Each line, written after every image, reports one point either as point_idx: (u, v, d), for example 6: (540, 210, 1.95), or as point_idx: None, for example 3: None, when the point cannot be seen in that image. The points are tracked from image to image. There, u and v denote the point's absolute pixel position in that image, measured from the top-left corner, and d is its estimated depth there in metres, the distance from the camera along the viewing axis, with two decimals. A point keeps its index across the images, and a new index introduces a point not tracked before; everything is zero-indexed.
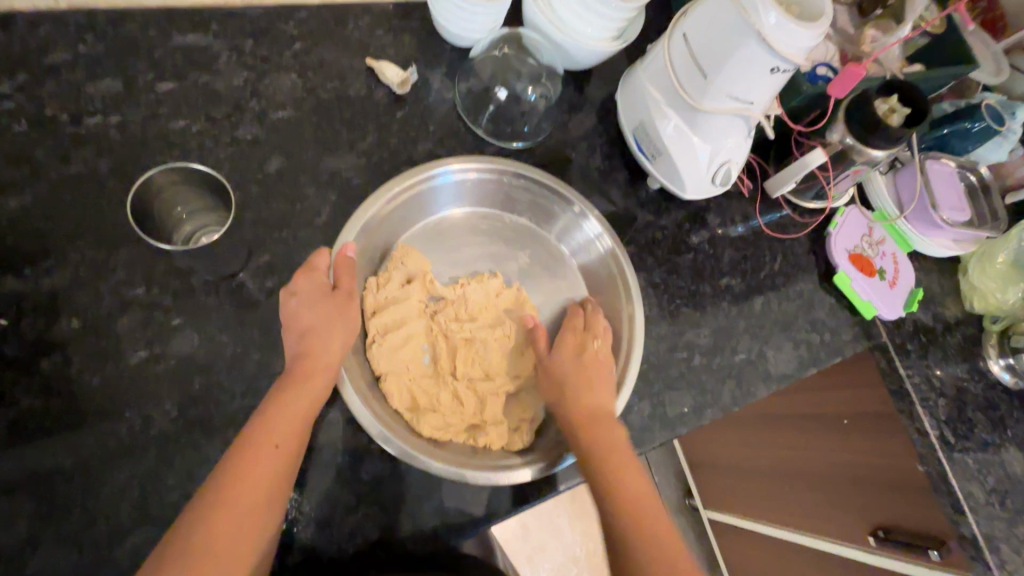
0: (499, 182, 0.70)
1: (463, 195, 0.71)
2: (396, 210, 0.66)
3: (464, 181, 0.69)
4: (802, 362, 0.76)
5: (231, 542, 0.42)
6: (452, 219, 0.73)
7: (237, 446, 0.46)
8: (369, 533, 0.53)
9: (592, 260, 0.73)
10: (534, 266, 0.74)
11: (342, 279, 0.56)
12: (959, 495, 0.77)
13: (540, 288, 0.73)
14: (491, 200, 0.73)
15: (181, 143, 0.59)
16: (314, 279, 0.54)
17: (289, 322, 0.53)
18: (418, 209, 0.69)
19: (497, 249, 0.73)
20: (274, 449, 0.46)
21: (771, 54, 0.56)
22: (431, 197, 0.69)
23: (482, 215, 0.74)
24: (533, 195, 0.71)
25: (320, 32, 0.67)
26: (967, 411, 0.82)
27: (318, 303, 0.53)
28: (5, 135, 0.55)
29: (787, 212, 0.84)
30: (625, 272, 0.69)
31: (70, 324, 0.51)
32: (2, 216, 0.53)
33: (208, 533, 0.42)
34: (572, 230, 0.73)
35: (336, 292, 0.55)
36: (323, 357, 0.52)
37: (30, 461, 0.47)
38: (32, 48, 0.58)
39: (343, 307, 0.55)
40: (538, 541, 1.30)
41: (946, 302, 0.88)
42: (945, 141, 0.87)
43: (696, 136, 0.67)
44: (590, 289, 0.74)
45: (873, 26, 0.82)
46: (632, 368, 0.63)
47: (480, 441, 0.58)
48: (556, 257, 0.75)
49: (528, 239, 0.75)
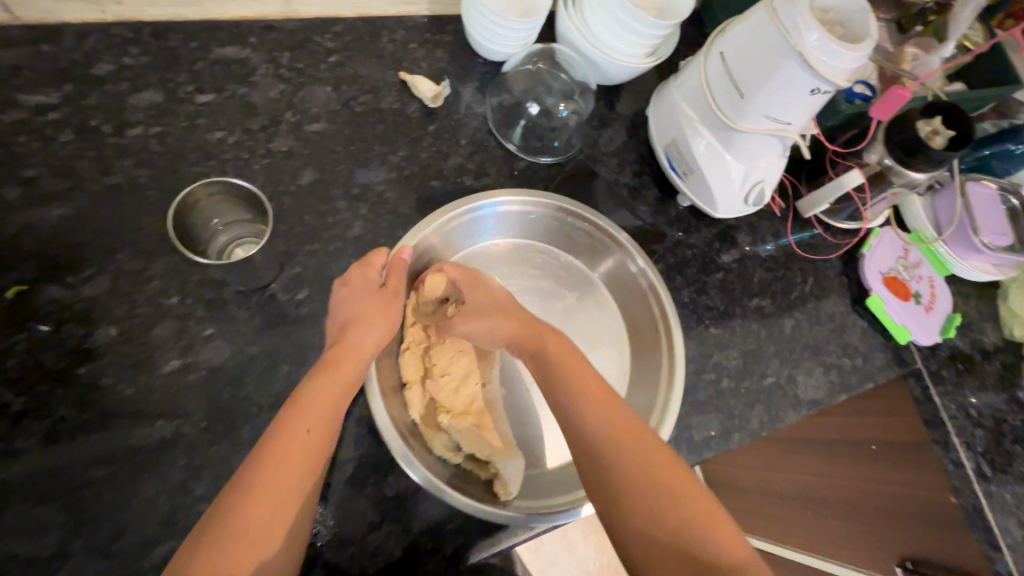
0: (563, 221, 0.69)
1: (524, 226, 0.71)
2: (453, 232, 0.66)
3: (529, 215, 0.69)
4: (833, 388, 0.74)
5: (258, 544, 0.41)
6: (506, 246, 0.72)
7: (264, 441, 0.45)
8: (392, 549, 0.53)
9: (639, 313, 0.70)
10: (579, 311, 0.72)
11: (392, 278, 0.57)
12: (996, 531, 0.74)
13: (582, 333, 0.71)
14: (536, 234, 0.72)
15: (218, 154, 0.60)
16: (366, 273, 0.55)
17: (334, 311, 0.54)
18: (461, 239, 0.69)
19: (544, 285, 0.72)
20: (301, 456, 0.45)
21: (812, 75, 0.55)
22: (490, 222, 0.69)
23: (538, 249, 0.73)
24: (594, 240, 0.70)
25: (355, 45, 0.68)
26: (1004, 442, 0.79)
27: (352, 305, 0.53)
28: (49, 145, 0.56)
29: (818, 232, 0.82)
30: (671, 328, 0.65)
31: (107, 333, 0.52)
32: (45, 225, 0.54)
33: (232, 535, 0.40)
34: (614, 269, 0.71)
35: (387, 290, 0.56)
36: (357, 355, 0.51)
37: (65, 468, 0.48)
38: (78, 60, 0.59)
39: (388, 307, 0.55)
40: (550, 554, 1.29)
41: (984, 328, 0.85)
42: (987, 162, 0.86)
43: (729, 155, 0.66)
44: (633, 344, 0.71)
45: (913, 43, 0.80)
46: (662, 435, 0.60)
47: (483, 472, 0.57)
48: (605, 306, 0.73)
49: (578, 281, 0.74)
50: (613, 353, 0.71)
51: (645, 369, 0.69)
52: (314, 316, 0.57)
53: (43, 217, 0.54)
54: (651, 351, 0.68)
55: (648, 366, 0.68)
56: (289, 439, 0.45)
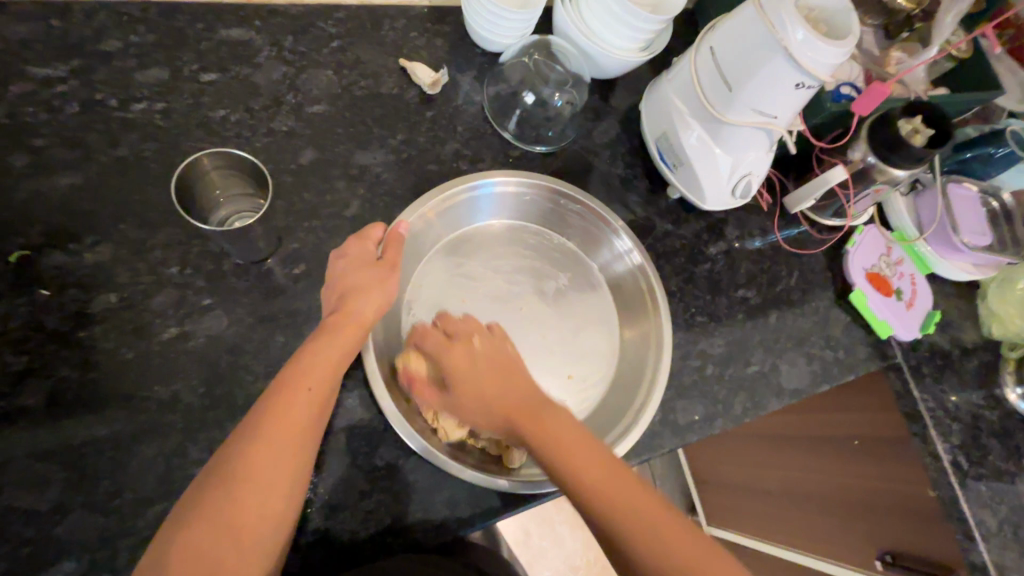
0: (557, 203, 0.72)
1: (520, 208, 0.73)
2: (450, 210, 0.68)
3: (526, 197, 0.72)
4: (815, 378, 0.76)
5: (253, 493, 0.43)
6: (502, 227, 0.74)
7: (263, 400, 0.47)
8: (381, 518, 0.54)
9: (629, 293, 0.73)
10: (571, 289, 0.73)
11: (389, 253, 0.57)
12: (972, 522, 0.76)
13: (573, 314, 0.72)
14: (532, 216, 0.74)
15: (221, 132, 0.62)
16: (365, 247, 0.56)
17: (333, 284, 0.55)
18: (457, 218, 0.70)
19: (537, 264, 0.73)
20: (297, 414, 0.46)
21: (797, 69, 0.57)
22: (489, 202, 0.71)
23: (532, 230, 0.75)
24: (587, 223, 0.73)
25: (356, 32, 0.70)
26: (981, 437, 0.81)
27: (353, 280, 0.54)
28: (57, 117, 0.58)
29: (805, 228, 0.85)
30: (659, 303, 0.69)
31: (108, 299, 0.53)
32: (51, 193, 0.55)
33: (230, 483, 0.43)
34: (604, 251, 0.74)
35: (382, 263, 0.56)
36: (357, 324, 0.53)
37: (64, 428, 0.49)
38: (87, 36, 0.61)
39: (386, 277, 0.56)
40: (538, 548, 1.30)
41: (963, 327, 0.87)
42: (967, 165, 0.88)
43: (718, 148, 0.68)
44: (623, 323, 0.73)
45: (899, 48, 0.83)
46: (649, 408, 0.62)
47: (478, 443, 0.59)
48: (595, 288, 0.74)
49: (570, 263, 0.74)
50: (603, 334, 0.72)
51: (635, 347, 0.70)
52: (311, 288, 0.58)
53: (50, 186, 0.55)
54: (639, 329, 0.71)
55: (637, 344, 0.70)
56: (286, 398, 0.47)
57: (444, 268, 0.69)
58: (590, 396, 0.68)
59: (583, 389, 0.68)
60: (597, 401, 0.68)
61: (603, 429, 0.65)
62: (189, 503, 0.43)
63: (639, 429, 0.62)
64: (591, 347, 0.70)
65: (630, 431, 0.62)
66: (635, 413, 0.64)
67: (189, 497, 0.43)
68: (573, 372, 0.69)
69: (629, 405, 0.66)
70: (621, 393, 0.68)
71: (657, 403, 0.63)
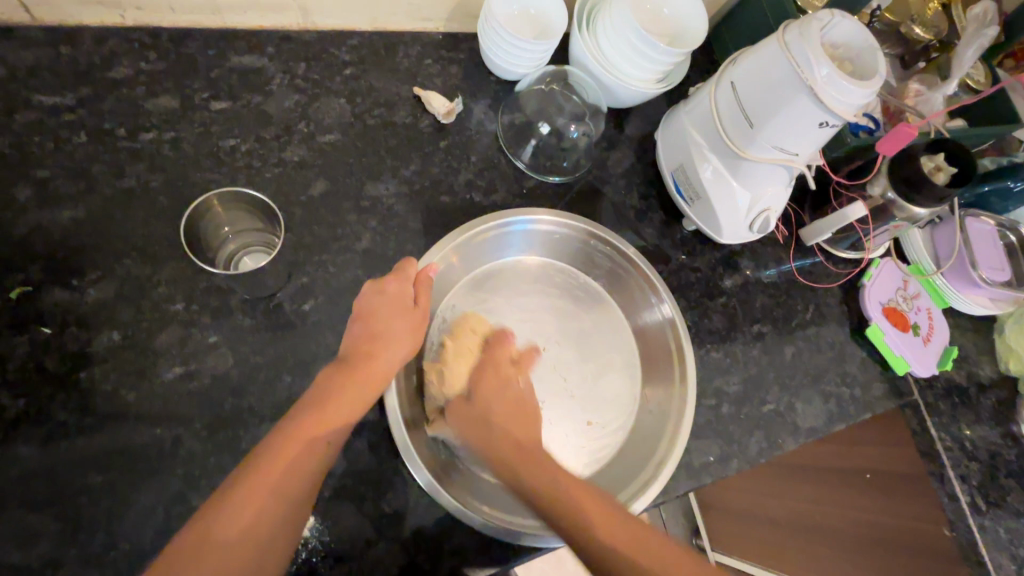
0: (584, 241, 0.71)
1: (556, 247, 0.72)
2: (475, 247, 0.67)
3: (562, 237, 0.70)
4: (831, 417, 0.75)
5: (252, 535, 0.42)
6: (528, 262, 0.72)
7: (276, 438, 0.47)
8: (389, 567, 0.52)
9: (656, 346, 0.71)
10: (596, 334, 0.71)
11: (423, 297, 0.57)
12: (989, 566, 0.74)
13: (596, 355, 0.70)
14: (567, 256, 0.73)
15: (230, 162, 0.60)
16: (404, 288, 0.55)
17: (353, 323, 0.54)
18: (488, 252, 0.69)
19: (564, 305, 0.72)
20: (309, 461, 0.46)
21: (820, 108, 0.56)
22: (515, 240, 0.70)
23: (561, 269, 0.73)
24: (619, 267, 0.72)
25: (370, 59, 0.68)
26: (999, 477, 0.79)
27: (373, 319, 0.54)
28: (63, 147, 0.56)
29: (820, 260, 0.83)
30: (686, 359, 0.67)
31: (110, 337, 0.52)
32: (55, 226, 0.54)
33: (231, 522, 0.42)
34: (634, 297, 0.73)
35: (416, 308, 0.56)
36: (375, 365, 0.52)
37: (61, 475, 0.47)
38: (96, 64, 0.59)
39: (416, 325, 0.56)
40: (540, 572, 1.27)
41: (981, 362, 0.86)
42: (985, 198, 0.87)
43: (736, 182, 0.67)
44: (646, 367, 0.71)
45: (918, 79, 0.81)
46: (671, 463, 0.60)
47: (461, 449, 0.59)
48: (621, 333, 0.72)
49: (592, 301, 0.73)
50: (626, 385, 0.70)
51: (658, 399, 0.68)
52: (321, 326, 0.57)
53: (53, 218, 0.54)
54: (663, 386, 0.69)
55: (659, 392, 0.68)
56: (299, 444, 0.46)
57: (465, 303, 0.68)
58: (608, 444, 0.66)
59: (604, 435, 0.66)
60: (616, 450, 0.66)
61: (621, 480, 0.63)
62: (187, 540, 0.41)
63: (658, 485, 0.59)
64: (613, 394, 0.69)
65: (651, 484, 0.60)
66: (656, 466, 0.62)
67: (188, 530, 0.42)
68: (594, 418, 0.67)
69: (649, 458, 0.64)
70: (640, 444, 0.66)
71: (677, 459, 0.61)
